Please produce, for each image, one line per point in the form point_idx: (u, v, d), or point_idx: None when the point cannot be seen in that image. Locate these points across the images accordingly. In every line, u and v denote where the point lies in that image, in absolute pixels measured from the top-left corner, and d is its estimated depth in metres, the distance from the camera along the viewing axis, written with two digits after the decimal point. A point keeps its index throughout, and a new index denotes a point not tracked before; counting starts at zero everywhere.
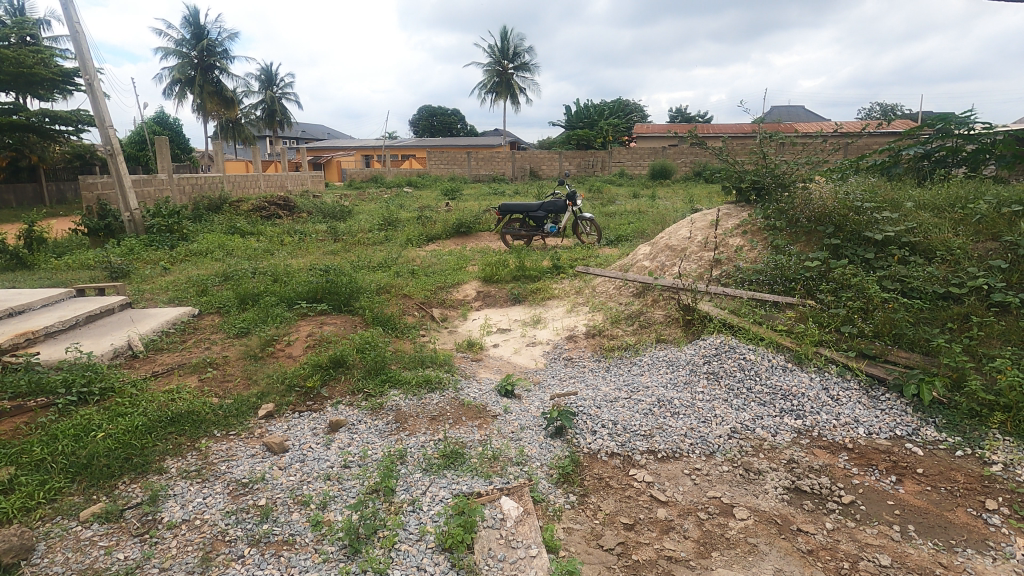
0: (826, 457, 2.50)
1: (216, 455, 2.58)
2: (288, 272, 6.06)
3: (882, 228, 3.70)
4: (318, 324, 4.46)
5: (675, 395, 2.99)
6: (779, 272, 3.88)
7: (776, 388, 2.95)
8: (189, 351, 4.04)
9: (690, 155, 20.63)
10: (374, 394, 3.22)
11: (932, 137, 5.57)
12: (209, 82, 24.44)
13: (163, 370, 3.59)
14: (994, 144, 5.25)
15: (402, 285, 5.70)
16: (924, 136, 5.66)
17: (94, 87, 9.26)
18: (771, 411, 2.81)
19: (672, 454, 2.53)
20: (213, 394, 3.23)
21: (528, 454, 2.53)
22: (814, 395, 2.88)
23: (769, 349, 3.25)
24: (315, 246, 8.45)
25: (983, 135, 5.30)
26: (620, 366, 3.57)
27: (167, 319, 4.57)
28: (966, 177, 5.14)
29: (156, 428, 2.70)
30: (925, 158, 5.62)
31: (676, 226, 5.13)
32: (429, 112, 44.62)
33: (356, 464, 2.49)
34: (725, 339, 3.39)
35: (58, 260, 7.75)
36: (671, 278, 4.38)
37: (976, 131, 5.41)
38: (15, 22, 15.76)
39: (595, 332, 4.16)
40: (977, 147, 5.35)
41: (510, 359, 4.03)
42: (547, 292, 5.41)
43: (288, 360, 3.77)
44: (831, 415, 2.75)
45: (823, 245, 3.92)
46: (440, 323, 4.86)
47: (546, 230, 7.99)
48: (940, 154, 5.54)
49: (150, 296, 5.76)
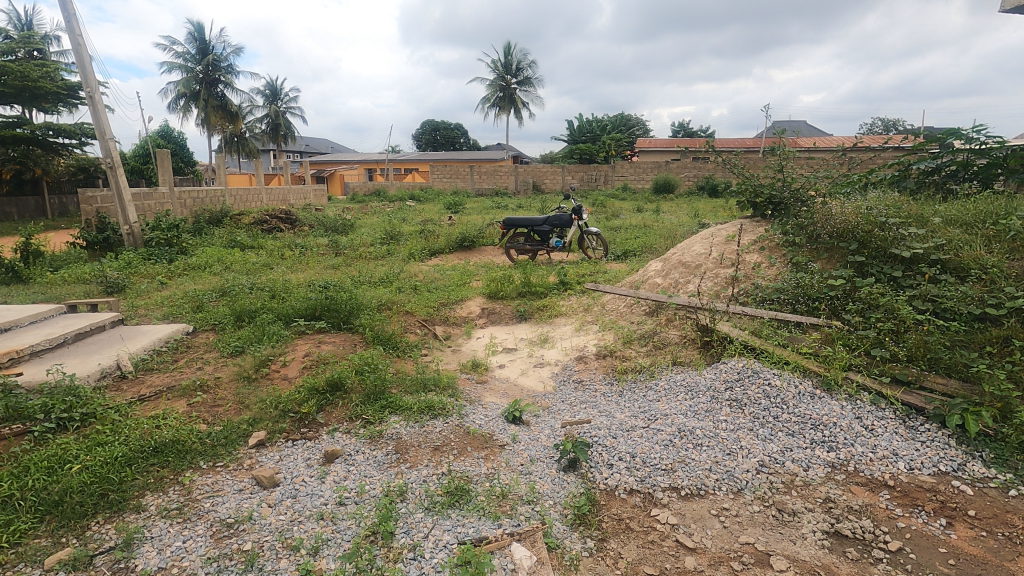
0: (864, 496, 2.29)
1: (200, 490, 2.37)
2: (287, 287, 5.90)
3: (910, 244, 3.51)
4: (317, 343, 4.26)
5: (695, 423, 2.77)
6: (801, 290, 3.68)
7: (804, 417, 2.74)
8: (180, 373, 3.85)
9: (693, 169, 20.44)
10: (373, 420, 3.01)
11: (942, 151, 5.43)
12: (214, 96, 24.56)
13: (151, 393, 3.41)
14: (1005, 158, 5.05)
15: (403, 301, 5.51)
16: (934, 150, 5.51)
17: (95, 99, 9.21)
18: (801, 443, 2.61)
19: (697, 491, 2.31)
20: (201, 420, 3.03)
21: (539, 491, 2.32)
22: (846, 425, 2.67)
23: (796, 374, 3.02)
24: (315, 260, 8.29)
25: (995, 148, 5.09)
26: (634, 391, 3.36)
27: (159, 337, 4.42)
28: (978, 192, 4.98)
29: (137, 459, 2.51)
30: (935, 173, 5.47)
31: (688, 242, 4.95)
32: (431, 126, 44.85)
33: (352, 502, 2.29)
34: (747, 362, 3.16)
35: (54, 274, 7.62)
36: (686, 297, 4.18)
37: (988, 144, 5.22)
38: (21, 38, 15.86)
39: (606, 353, 3.96)
40: (989, 161, 5.16)
41: (516, 381, 3.83)
42: (554, 309, 5.21)
43: (283, 382, 3.57)
44: (867, 448, 2.55)
45: (847, 262, 3.73)
46: (443, 341, 4.67)
47: (551, 244, 7.82)
48: (951, 168, 5.39)
49: (144, 312, 5.59)
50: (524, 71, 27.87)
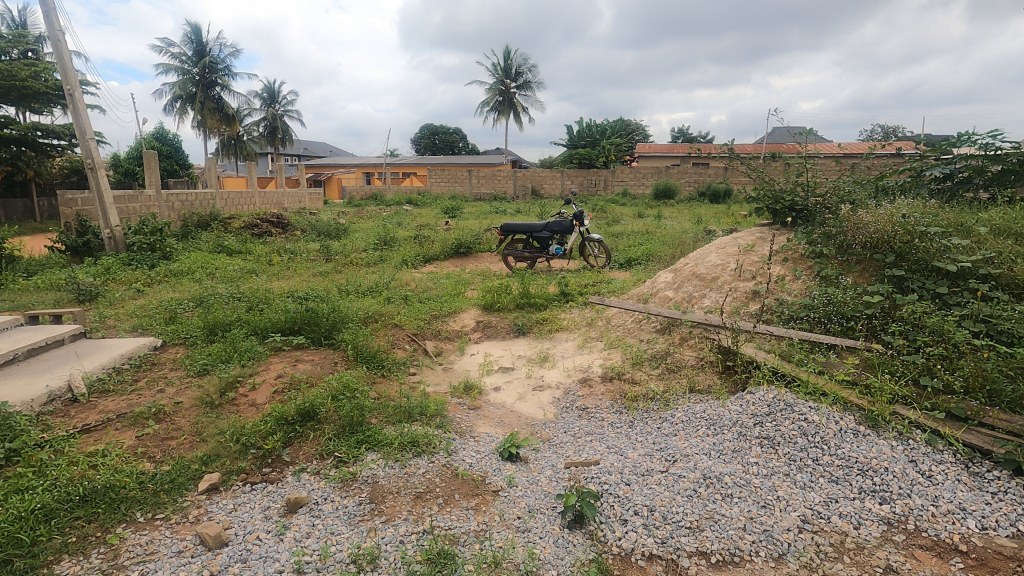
0: (933, 564, 1.88)
1: (130, 553, 1.96)
2: (267, 298, 5.49)
3: (955, 257, 3.12)
4: (292, 361, 3.85)
5: (723, 467, 2.37)
6: (833, 308, 3.27)
7: (849, 461, 2.35)
8: (138, 396, 3.44)
9: (694, 174, 20.14)
10: (346, 460, 2.59)
11: (955, 156, 5.03)
12: (210, 99, 24.19)
13: (96, 423, 2.99)
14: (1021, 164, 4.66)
15: (392, 313, 5.11)
16: (950, 155, 5.14)
17: (75, 98, 8.81)
18: (848, 493, 2.21)
19: (730, 558, 1.91)
20: (148, 456, 2.62)
21: (539, 557, 1.91)
22: (899, 471, 2.27)
23: (835, 408, 2.61)
24: (304, 267, 7.91)
25: (1011, 154, 4.70)
26: (646, 423, 2.96)
27: (121, 354, 4.02)
28: (995, 202, 4.54)
29: (59, 512, 2.11)
30: (946, 180, 5.02)
31: (702, 252, 4.56)
32: (430, 130, 44.50)
33: (311, 570, 1.88)
34: (778, 393, 2.76)
35: (27, 279, 7.19)
36: (701, 313, 3.78)
37: (1004, 151, 4.81)
38: (12, 36, 15.50)
39: (613, 375, 3.55)
40: (1003, 167, 4.76)
41: (513, 408, 3.42)
42: (555, 323, 4.82)
43: (249, 409, 3.16)
44: (927, 501, 2.15)
45: (883, 276, 3.34)
46: (433, 359, 4.28)
47: (551, 251, 7.42)
48: (963, 174, 4.98)
49: (112, 324, 5.17)
50: (524, 74, 27.56)
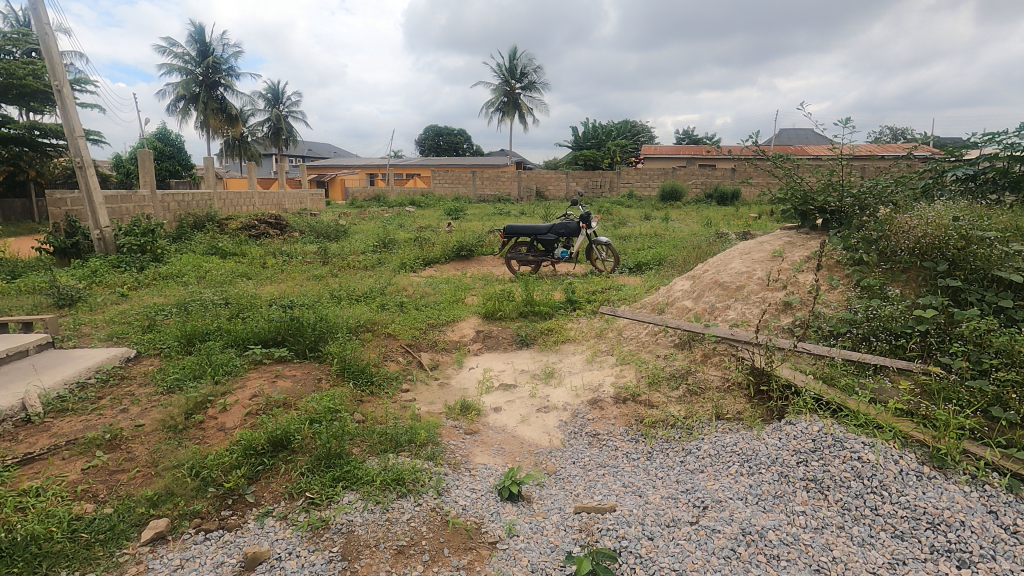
0: None
1: None
2: (253, 305, 5.13)
3: (1019, 266, 2.74)
4: (272, 377, 3.49)
5: (764, 519, 1.98)
6: (879, 322, 2.89)
7: (915, 511, 1.95)
8: (97, 417, 3.08)
9: (701, 176, 19.74)
10: (319, 501, 2.22)
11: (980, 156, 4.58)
12: (213, 99, 23.95)
13: (42, 450, 2.63)
14: None
15: (386, 321, 4.75)
16: (974, 154, 4.70)
17: (64, 94, 8.49)
18: (918, 553, 1.82)
19: None
20: (90, 496, 2.25)
21: None
22: (978, 525, 1.87)
23: (893, 444, 2.23)
24: (298, 270, 7.56)
25: None
26: (668, 455, 2.58)
27: (86, 368, 3.65)
28: None
29: None
30: (972, 181, 4.63)
31: (723, 258, 4.17)
32: (434, 130, 44.18)
33: None
34: (824, 425, 2.38)
35: (9, 283, 6.87)
36: (726, 327, 3.40)
37: None
38: (14, 35, 15.27)
39: (626, 397, 3.17)
40: None
41: (515, 432, 3.04)
42: (561, 334, 4.44)
43: (216, 435, 2.80)
44: (1017, 565, 1.75)
45: (935, 287, 2.95)
46: (428, 373, 3.90)
47: (556, 255, 7.05)
48: (988, 175, 4.55)
49: (87, 333, 4.82)
50: (529, 74, 27.18)
